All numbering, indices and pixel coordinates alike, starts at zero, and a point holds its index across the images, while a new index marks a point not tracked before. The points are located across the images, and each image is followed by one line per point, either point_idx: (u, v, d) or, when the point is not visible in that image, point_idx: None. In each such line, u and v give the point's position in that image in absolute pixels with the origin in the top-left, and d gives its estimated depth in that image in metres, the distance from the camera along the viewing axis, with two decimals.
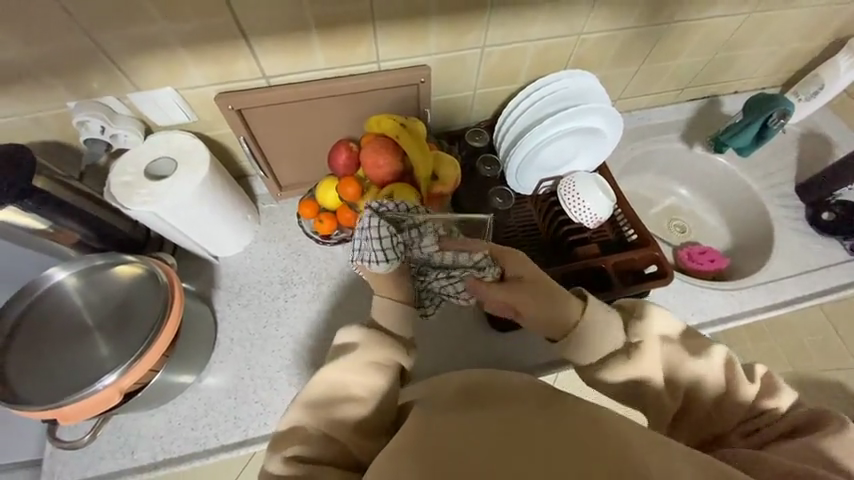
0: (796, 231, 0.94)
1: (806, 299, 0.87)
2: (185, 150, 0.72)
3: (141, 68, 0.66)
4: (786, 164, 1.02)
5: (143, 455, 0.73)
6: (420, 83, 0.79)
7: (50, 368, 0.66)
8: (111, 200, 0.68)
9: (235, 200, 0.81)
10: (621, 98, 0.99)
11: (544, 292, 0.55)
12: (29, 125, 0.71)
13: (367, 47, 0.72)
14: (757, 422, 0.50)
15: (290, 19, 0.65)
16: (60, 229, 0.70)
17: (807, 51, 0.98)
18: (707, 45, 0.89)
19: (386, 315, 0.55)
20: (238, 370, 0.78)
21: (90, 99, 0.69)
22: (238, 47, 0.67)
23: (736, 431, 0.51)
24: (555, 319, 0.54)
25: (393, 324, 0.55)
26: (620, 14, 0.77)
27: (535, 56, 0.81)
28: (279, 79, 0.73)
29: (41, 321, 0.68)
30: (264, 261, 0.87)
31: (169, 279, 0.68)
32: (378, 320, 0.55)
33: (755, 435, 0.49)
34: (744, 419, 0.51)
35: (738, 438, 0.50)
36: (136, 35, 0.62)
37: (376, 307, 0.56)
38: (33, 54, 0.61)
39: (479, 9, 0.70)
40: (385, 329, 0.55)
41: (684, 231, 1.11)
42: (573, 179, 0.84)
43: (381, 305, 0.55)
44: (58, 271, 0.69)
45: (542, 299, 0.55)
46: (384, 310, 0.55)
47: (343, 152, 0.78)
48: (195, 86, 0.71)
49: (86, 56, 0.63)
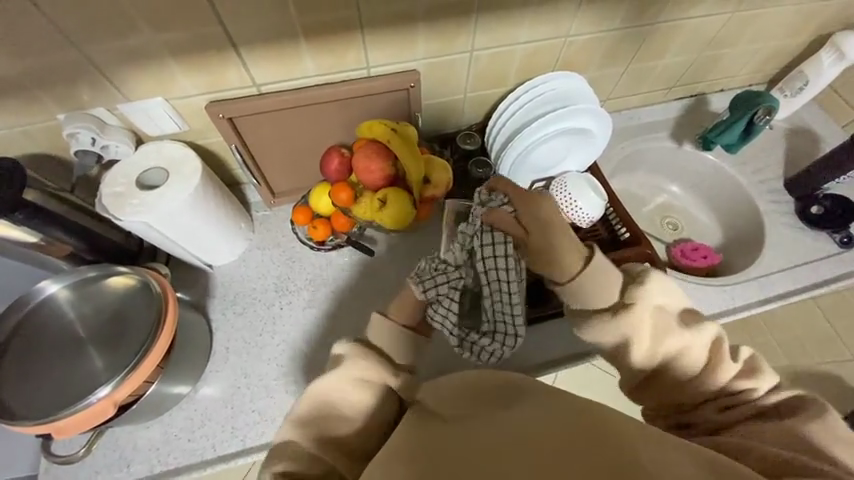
0: (786, 225, 0.95)
1: (798, 292, 0.88)
2: (176, 159, 0.72)
3: (130, 78, 0.66)
4: (774, 159, 1.03)
5: (139, 468, 0.72)
6: (410, 88, 0.79)
7: (43, 382, 0.65)
8: (102, 211, 0.68)
9: (228, 209, 0.81)
10: (609, 99, 1.00)
11: (558, 234, 0.53)
12: (19, 137, 0.70)
13: (356, 54, 0.72)
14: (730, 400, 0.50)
15: (279, 28, 0.65)
16: (52, 242, 0.69)
17: (789, 48, 0.99)
18: (693, 45, 0.91)
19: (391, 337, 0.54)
20: (234, 379, 0.78)
21: (80, 110, 0.69)
22: (228, 56, 0.67)
23: (710, 404, 0.51)
24: (564, 258, 0.54)
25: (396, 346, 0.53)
26: (606, 16, 0.78)
27: (524, 59, 0.82)
28: (269, 87, 0.74)
29: (34, 335, 0.68)
30: (258, 269, 0.87)
31: (162, 289, 0.68)
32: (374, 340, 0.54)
33: (728, 411, 0.50)
34: (716, 395, 0.52)
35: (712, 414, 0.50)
36: (125, 47, 0.62)
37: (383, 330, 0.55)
38: (22, 67, 0.61)
39: (466, 14, 0.71)
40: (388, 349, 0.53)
41: (676, 228, 1.12)
42: (564, 179, 0.85)
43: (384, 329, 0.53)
44: (50, 285, 0.68)
45: (553, 237, 0.53)
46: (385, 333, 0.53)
47: (335, 158, 0.78)
48: (186, 96, 0.71)
49: (76, 69, 0.63)
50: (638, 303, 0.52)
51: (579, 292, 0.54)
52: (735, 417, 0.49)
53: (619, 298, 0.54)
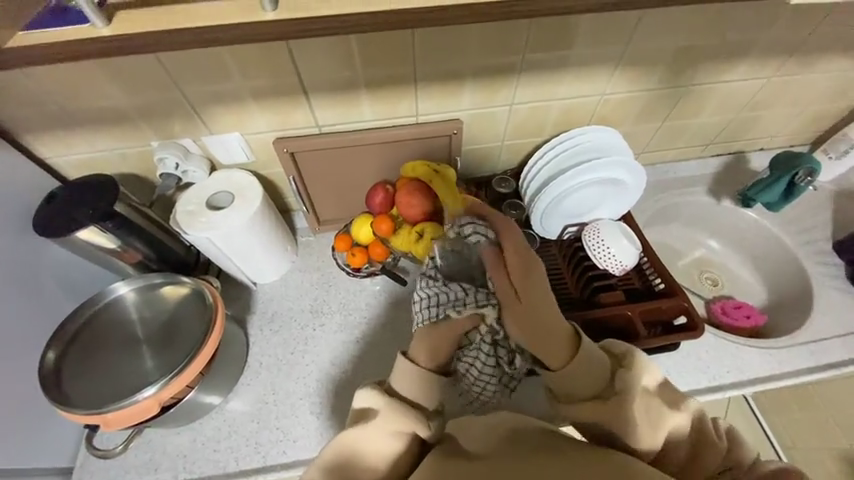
0: (837, 290, 0.90)
1: (853, 363, 0.82)
2: (241, 185, 0.81)
3: (216, 115, 0.78)
4: (821, 219, 1.00)
5: (165, 474, 0.75)
6: (453, 134, 0.87)
7: (99, 376, 0.71)
8: (175, 226, 0.78)
9: (280, 232, 0.88)
10: (644, 152, 1.03)
11: (547, 306, 0.55)
12: (117, 158, 0.83)
13: (407, 103, 0.81)
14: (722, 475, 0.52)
15: (345, 81, 0.75)
16: (127, 249, 0.78)
17: (832, 113, 1.00)
18: (730, 105, 0.93)
19: (409, 384, 0.56)
20: (262, 394, 0.81)
21: (169, 139, 0.81)
22: (298, 100, 0.77)
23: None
24: (560, 354, 0.55)
25: (417, 394, 0.56)
26: (642, 77, 0.84)
27: (560, 113, 0.88)
28: (328, 128, 0.83)
29: (98, 332, 0.75)
30: (297, 289, 0.92)
31: (214, 300, 0.74)
32: (398, 387, 0.57)
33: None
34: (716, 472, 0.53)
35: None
36: (217, 90, 0.74)
37: (399, 375, 0.57)
38: (132, 102, 0.73)
39: (510, 72, 0.79)
40: (414, 399, 0.56)
41: (716, 284, 1.07)
42: (597, 226, 0.86)
43: (408, 371, 0.56)
44: (121, 286, 0.76)
45: (541, 318, 0.55)
46: (412, 377, 0.56)
47: (380, 193, 0.85)
48: (259, 131, 0.82)
49: (174, 106, 0.75)
50: (628, 390, 0.54)
51: (575, 381, 0.54)
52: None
53: (608, 384, 0.55)
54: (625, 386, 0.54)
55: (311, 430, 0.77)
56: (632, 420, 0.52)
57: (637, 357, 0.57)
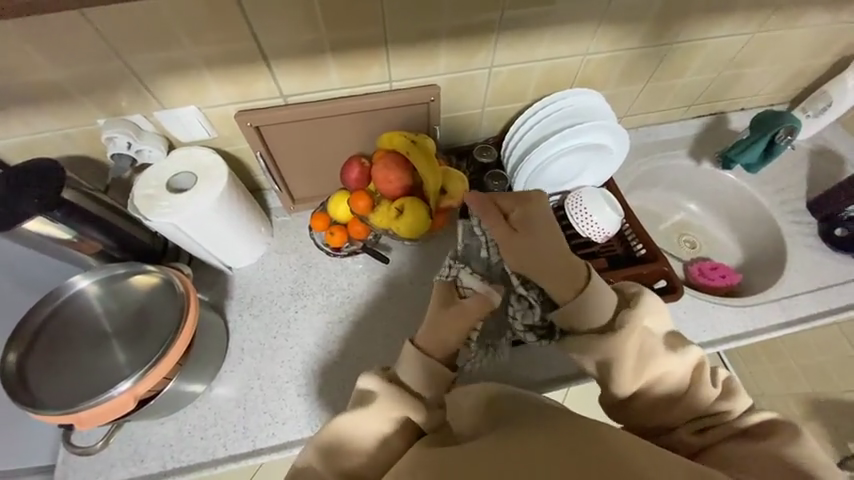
0: (808, 247, 0.93)
1: (819, 317, 0.85)
2: (203, 164, 0.75)
3: (167, 86, 0.70)
4: (796, 179, 1.01)
5: (153, 464, 0.74)
6: (430, 102, 0.81)
7: (69, 374, 0.68)
8: (134, 212, 0.72)
9: (252, 213, 0.84)
10: (626, 116, 1.00)
11: (556, 249, 0.54)
12: (60, 139, 0.75)
13: (379, 69, 0.75)
14: (702, 422, 0.52)
15: (308, 45, 0.69)
16: (84, 239, 0.72)
17: (812, 69, 0.98)
18: (713, 63, 0.91)
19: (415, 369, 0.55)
20: (247, 380, 0.79)
21: (117, 116, 0.73)
22: (259, 68, 0.70)
23: (686, 426, 0.52)
24: (565, 283, 0.54)
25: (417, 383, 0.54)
26: (626, 34, 0.79)
27: (541, 75, 0.84)
28: (295, 98, 0.77)
29: (63, 328, 0.71)
30: (275, 272, 0.89)
31: (185, 289, 0.70)
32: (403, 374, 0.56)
33: (702, 434, 0.51)
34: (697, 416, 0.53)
35: (688, 435, 0.52)
36: (165, 58, 0.66)
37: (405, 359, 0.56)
38: (68, 75, 0.65)
39: (488, 32, 0.73)
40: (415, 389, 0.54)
41: (694, 246, 1.09)
42: (580, 194, 0.85)
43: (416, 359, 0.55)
44: (81, 279, 0.71)
45: (545, 259, 0.54)
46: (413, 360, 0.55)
47: (355, 168, 0.80)
48: (217, 104, 0.75)
49: (117, 77, 0.67)
50: (627, 327, 0.53)
51: (573, 314, 0.54)
52: (713, 437, 0.51)
53: (609, 319, 0.54)
54: (626, 323, 0.53)
55: (299, 411, 0.77)
56: (624, 354, 0.52)
57: (643, 297, 0.55)
